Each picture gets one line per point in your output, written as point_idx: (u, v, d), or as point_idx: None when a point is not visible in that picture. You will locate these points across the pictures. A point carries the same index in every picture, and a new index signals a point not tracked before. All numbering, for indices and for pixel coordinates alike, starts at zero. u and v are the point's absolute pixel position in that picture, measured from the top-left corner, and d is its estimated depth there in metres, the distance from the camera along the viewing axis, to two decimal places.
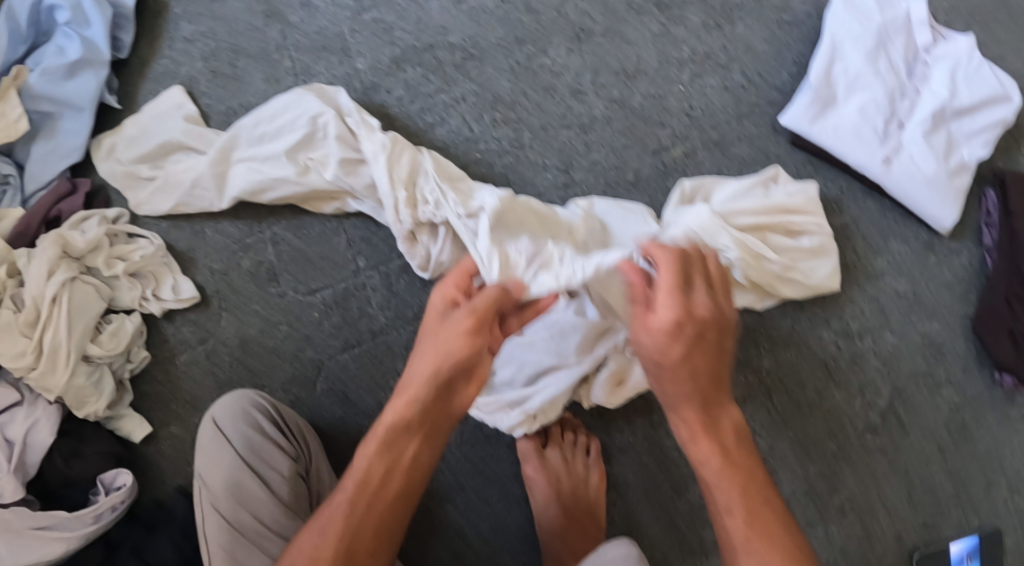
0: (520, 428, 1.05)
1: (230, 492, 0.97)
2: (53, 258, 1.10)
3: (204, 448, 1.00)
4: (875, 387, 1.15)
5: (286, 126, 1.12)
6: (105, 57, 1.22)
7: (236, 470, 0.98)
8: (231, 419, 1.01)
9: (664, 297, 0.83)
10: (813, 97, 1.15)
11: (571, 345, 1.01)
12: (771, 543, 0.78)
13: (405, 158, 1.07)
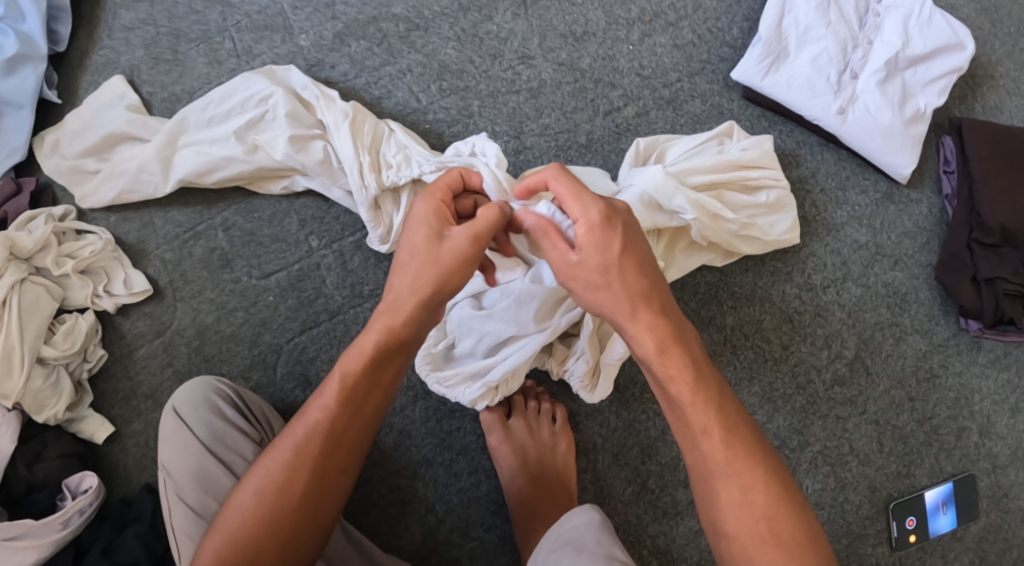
0: (484, 401, 1.03)
1: (194, 480, 0.95)
2: (1, 262, 1.10)
3: (165, 438, 0.98)
4: (841, 339, 1.14)
5: (238, 105, 1.10)
6: (41, 50, 1.20)
7: (198, 458, 0.96)
8: (191, 406, 0.98)
9: (572, 206, 0.85)
10: (766, 50, 1.13)
11: (530, 314, 0.98)
12: (747, 461, 0.81)
13: (370, 126, 1.06)
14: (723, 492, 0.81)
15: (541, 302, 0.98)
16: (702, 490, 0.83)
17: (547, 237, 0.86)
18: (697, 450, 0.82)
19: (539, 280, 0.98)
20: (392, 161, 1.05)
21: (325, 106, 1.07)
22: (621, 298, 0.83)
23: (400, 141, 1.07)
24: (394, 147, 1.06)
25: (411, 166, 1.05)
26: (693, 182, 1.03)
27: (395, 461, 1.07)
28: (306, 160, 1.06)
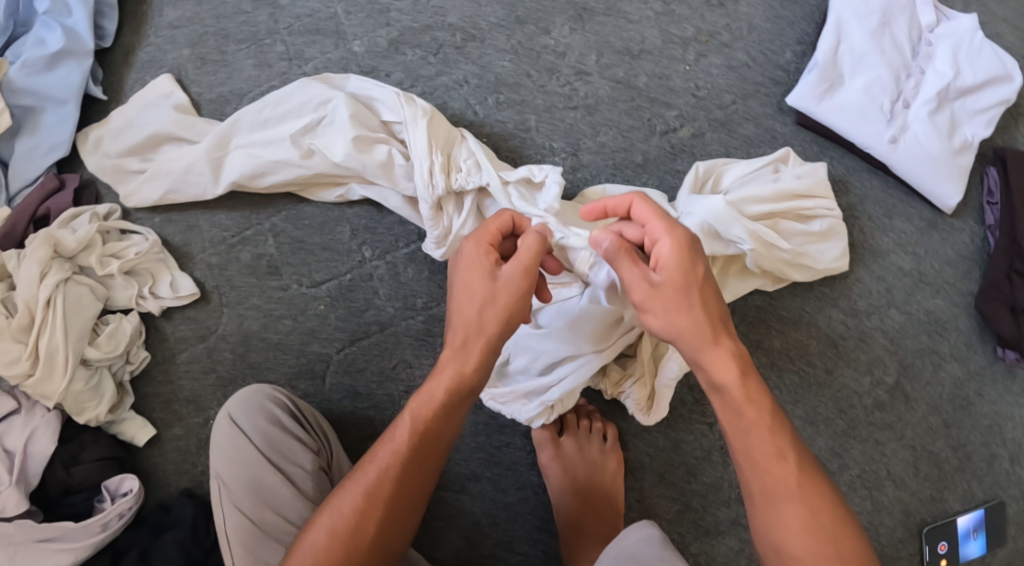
0: (539, 419, 1.04)
1: (252, 489, 0.95)
2: (45, 260, 1.10)
3: (221, 446, 0.97)
4: (883, 364, 1.16)
5: (302, 103, 1.10)
6: (87, 46, 1.22)
7: (257, 466, 0.96)
8: (247, 414, 0.98)
9: (657, 231, 0.88)
10: (820, 76, 1.15)
11: (586, 334, 0.99)
12: (815, 490, 0.82)
13: (443, 129, 1.06)
14: (791, 519, 0.81)
15: (597, 322, 0.99)
16: (764, 516, 0.82)
17: (624, 259, 0.87)
18: (764, 474, 0.82)
19: (595, 301, 0.99)
20: (460, 165, 1.05)
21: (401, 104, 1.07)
22: (696, 329, 0.85)
23: (470, 147, 1.06)
24: (465, 152, 1.06)
25: (481, 172, 1.04)
26: (750, 212, 1.04)
27: (442, 474, 1.07)
28: (373, 156, 1.06)
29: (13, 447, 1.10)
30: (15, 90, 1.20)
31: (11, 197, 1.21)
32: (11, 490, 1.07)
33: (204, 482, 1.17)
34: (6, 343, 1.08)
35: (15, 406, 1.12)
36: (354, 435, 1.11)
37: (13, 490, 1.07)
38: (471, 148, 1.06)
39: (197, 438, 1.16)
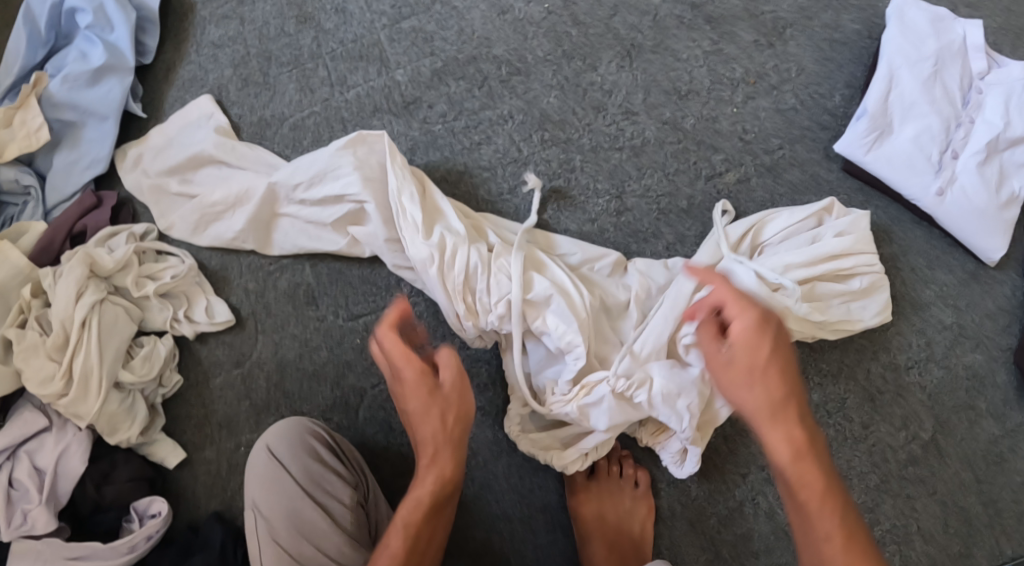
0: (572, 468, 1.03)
1: (288, 522, 0.95)
2: (81, 279, 1.10)
3: (259, 479, 0.98)
4: (919, 419, 1.15)
5: (333, 196, 1.08)
6: (128, 63, 1.22)
7: (294, 500, 0.96)
8: (287, 449, 0.98)
9: (732, 308, 0.90)
10: (869, 126, 1.13)
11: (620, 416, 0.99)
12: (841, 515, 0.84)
13: (463, 260, 1.00)
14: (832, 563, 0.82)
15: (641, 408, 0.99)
16: None
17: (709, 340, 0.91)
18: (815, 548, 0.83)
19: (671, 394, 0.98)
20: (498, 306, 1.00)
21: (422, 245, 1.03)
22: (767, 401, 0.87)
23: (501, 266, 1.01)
24: (494, 291, 1.00)
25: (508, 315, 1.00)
26: (790, 280, 1.03)
27: (474, 513, 1.07)
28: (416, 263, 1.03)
29: (44, 466, 1.12)
30: (55, 104, 1.20)
31: (48, 210, 1.21)
32: (41, 510, 1.09)
33: (233, 506, 1.17)
34: (42, 361, 1.09)
35: (46, 424, 1.13)
36: (388, 470, 1.12)
37: (42, 509, 1.09)
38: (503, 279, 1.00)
39: (229, 462, 1.17)
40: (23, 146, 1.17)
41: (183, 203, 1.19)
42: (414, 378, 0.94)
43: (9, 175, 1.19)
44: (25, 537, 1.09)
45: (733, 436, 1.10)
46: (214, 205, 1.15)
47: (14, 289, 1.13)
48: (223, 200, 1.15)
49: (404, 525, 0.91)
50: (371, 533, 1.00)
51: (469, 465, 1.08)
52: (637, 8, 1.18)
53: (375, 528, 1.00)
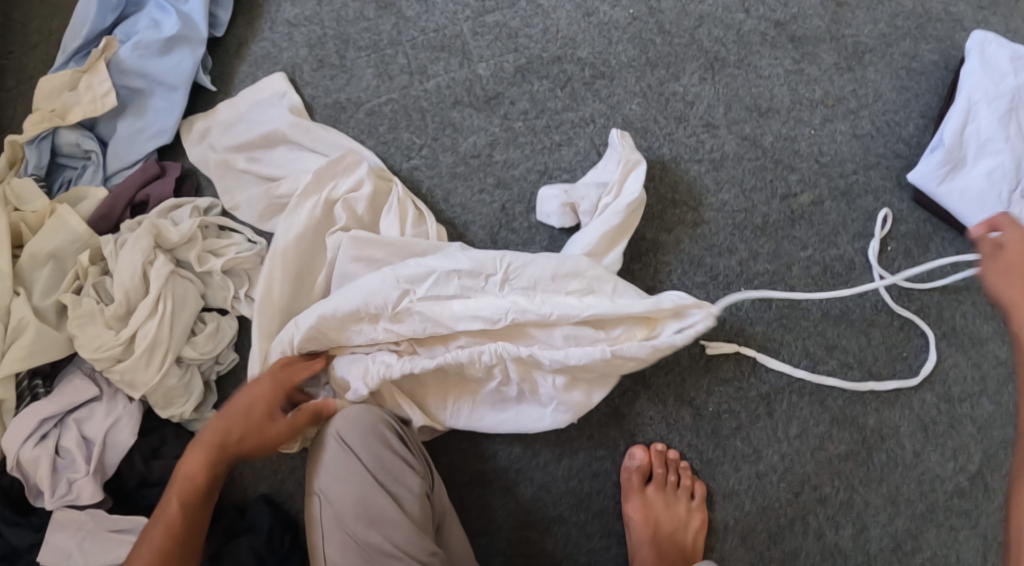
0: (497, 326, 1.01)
1: (358, 512, 0.99)
2: (148, 249, 1.10)
3: (331, 464, 1.02)
4: (968, 452, 1.12)
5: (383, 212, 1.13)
6: (201, 34, 1.19)
7: (366, 488, 1.00)
8: (360, 436, 1.02)
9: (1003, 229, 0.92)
10: (945, 158, 1.14)
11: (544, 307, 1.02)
12: None
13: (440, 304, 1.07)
14: None
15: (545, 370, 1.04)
16: None
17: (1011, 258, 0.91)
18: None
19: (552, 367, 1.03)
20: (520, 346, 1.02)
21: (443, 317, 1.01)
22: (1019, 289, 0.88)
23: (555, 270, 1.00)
24: None
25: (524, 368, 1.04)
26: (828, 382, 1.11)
27: (532, 513, 1.10)
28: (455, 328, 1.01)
29: (93, 436, 1.10)
30: (123, 71, 1.18)
31: (107, 176, 1.19)
32: (88, 480, 1.07)
33: (282, 489, 1.15)
34: (99, 329, 1.09)
35: (97, 393, 1.12)
36: (445, 465, 1.11)
37: (89, 479, 1.07)
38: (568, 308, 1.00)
39: (280, 445, 1.16)
40: (86, 111, 1.16)
41: (251, 181, 1.18)
42: (245, 407, 1.01)
43: (71, 138, 1.18)
44: (69, 506, 1.07)
45: (791, 456, 1.11)
46: (282, 196, 1.15)
47: (72, 254, 1.13)
48: (290, 192, 1.15)
49: (195, 455, 0.99)
50: (437, 523, 1.04)
51: (529, 466, 1.10)
52: (722, 22, 1.22)
53: (439, 519, 1.04)
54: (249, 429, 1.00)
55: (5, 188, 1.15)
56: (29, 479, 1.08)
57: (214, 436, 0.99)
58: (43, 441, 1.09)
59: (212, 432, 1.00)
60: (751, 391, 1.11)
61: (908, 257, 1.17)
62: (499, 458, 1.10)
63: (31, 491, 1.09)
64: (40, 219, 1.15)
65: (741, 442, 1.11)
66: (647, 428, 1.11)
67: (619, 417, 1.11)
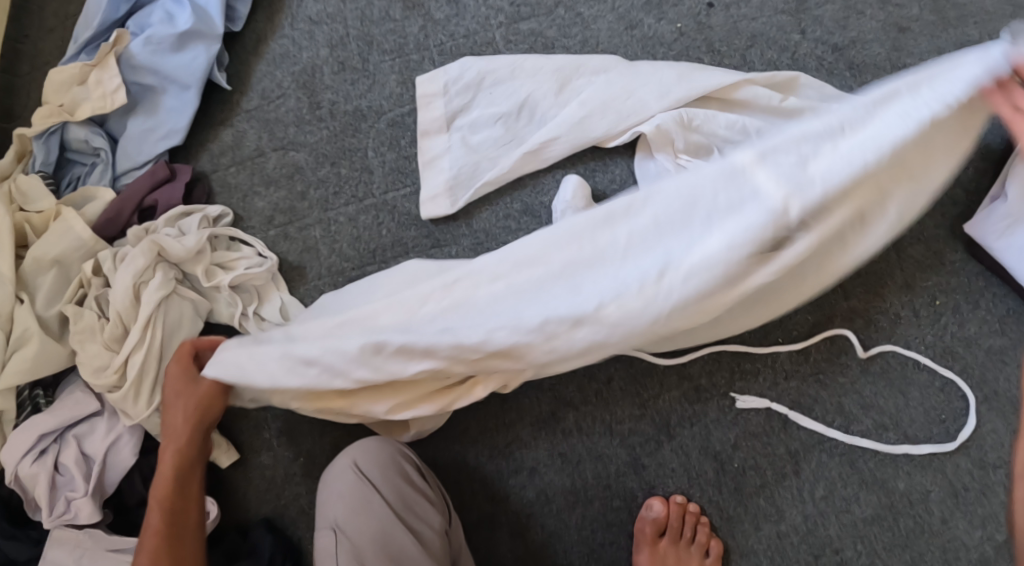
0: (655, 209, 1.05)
1: (378, 547, 0.95)
2: (145, 267, 1.05)
3: (345, 494, 0.98)
4: (997, 521, 1.07)
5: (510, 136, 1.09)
6: (217, 30, 1.13)
7: (386, 523, 0.96)
8: (379, 469, 0.99)
9: None
10: (1007, 211, 1.04)
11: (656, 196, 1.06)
12: None
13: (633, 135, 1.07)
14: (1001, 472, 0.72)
15: None
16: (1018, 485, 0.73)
17: None
18: None
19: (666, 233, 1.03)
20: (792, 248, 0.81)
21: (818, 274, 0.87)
22: None
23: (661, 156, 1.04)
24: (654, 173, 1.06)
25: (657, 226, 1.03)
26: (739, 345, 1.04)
27: (541, 559, 1.06)
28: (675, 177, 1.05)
29: (93, 453, 1.06)
30: (134, 66, 1.12)
31: (116, 176, 1.15)
32: (86, 500, 1.03)
33: (285, 514, 1.12)
34: (98, 348, 1.06)
35: (98, 408, 1.08)
36: (455, 504, 1.07)
37: (88, 500, 1.03)
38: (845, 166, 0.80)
39: (285, 470, 1.12)
40: (95, 107, 1.12)
41: (428, 166, 1.10)
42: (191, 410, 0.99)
43: (80, 135, 1.13)
44: (68, 525, 1.04)
45: (814, 517, 1.06)
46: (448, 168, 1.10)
47: (78, 261, 1.10)
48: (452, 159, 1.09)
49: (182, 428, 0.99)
50: (454, 563, 1.01)
51: (542, 511, 1.06)
52: (776, 43, 1.13)
53: (454, 557, 1.01)
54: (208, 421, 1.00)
55: (11, 185, 1.11)
56: (28, 493, 1.06)
57: (195, 431, 0.99)
58: (42, 457, 1.05)
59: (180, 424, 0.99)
60: (779, 447, 1.06)
61: (956, 313, 1.09)
62: (511, 500, 1.06)
63: (29, 505, 1.06)
64: (45, 220, 1.11)
65: (762, 498, 1.06)
66: (667, 481, 1.06)
67: (639, 468, 1.06)
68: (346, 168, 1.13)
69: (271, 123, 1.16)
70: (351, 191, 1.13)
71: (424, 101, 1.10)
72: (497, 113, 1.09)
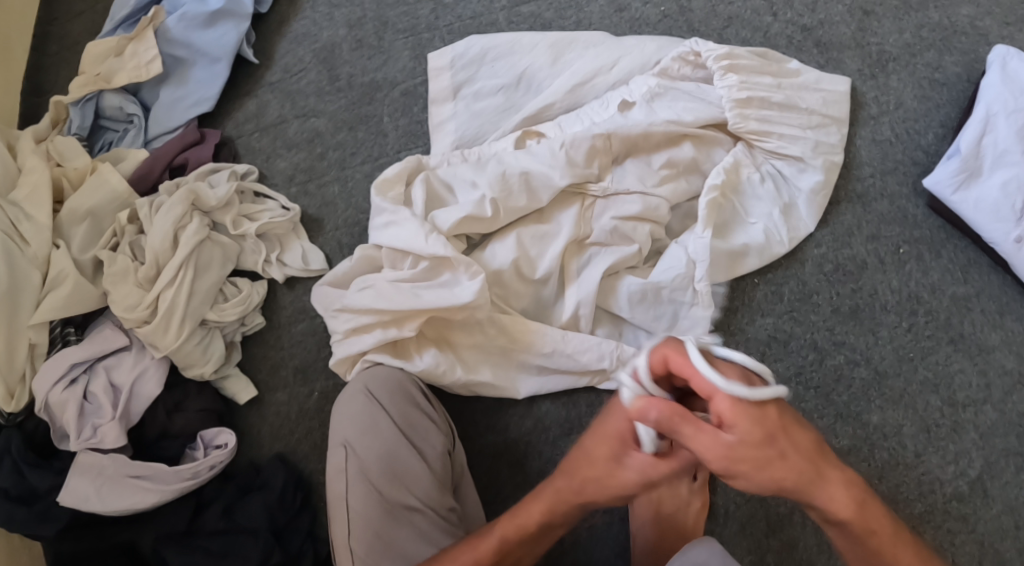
0: (631, 163, 1.12)
1: (385, 461, 1.02)
2: (183, 213, 1.16)
3: (356, 414, 1.05)
4: (970, 457, 1.12)
5: (497, 105, 1.19)
6: (246, 9, 1.27)
7: (392, 439, 1.03)
8: (388, 392, 1.06)
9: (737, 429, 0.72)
10: (961, 166, 1.15)
11: (643, 170, 1.11)
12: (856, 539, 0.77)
13: (601, 86, 1.18)
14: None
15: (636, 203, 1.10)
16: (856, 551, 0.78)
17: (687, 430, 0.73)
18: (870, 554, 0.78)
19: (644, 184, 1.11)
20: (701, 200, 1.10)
21: (757, 206, 1.14)
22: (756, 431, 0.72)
23: (593, 116, 1.14)
24: (632, 121, 1.12)
25: (628, 163, 1.12)
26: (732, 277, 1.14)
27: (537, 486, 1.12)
28: (648, 131, 1.11)
29: (120, 384, 1.15)
30: (169, 40, 1.25)
31: (148, 140, 1.26)
32: (111, 424, 1.11)
33: (297, 450, 1.20)
34: (129, 287, 1.15)
35: (126, 343, 1.17)
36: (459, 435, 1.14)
37: (113, 425, 1.11)
38: (706, 112, 1.14)
39: (299, 406, 1.20)
40: (131, 75, 1.24)
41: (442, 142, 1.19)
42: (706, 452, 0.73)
43: (115, 102, 1.25)
44: (92, 450, 1.11)
45: None
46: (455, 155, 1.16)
47: (111, 213, 1.20)
48: (458, 130, 1.19)
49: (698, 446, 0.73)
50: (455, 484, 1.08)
51: (539, 440, 1.13)
52: (750, 24, 1.25)
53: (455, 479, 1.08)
54: (724, 458, 0.73)
55: (48, 145, 1.22)
56: (55, 422, 1.13)
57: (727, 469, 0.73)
58: (72, 385, 1.14)
59: (711, 450, 0.72)
60: None
61: (920, 262, 1.18)
62: (510, 432, 1.14)
63: (56, 434, 1.14)
64: (81, 176, 1.21)
65: None
66: None
67: None
68: (363, 132, 1.24)
69: (294, 93, 1.27)
70: (366, 151, 1.24)
71: (433, 72, 1.21)
72: (498, 84, 1.20)
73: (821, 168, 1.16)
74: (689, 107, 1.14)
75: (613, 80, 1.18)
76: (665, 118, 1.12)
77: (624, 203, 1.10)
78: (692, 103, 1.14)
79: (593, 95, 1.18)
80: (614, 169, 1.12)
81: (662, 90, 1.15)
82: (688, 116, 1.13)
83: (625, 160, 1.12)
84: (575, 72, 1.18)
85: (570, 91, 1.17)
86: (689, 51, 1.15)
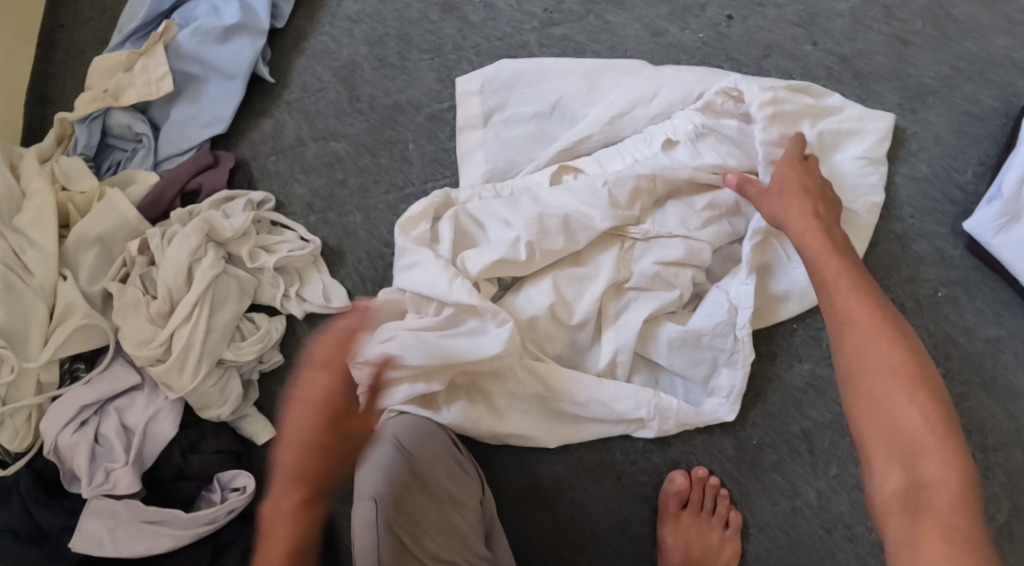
0: (673, 208, 1.09)
1: (418, 513, 0.98)
2: (198, 245, 1.09)
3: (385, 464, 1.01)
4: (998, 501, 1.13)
5: (530, 135, 1.15)
6: (262, 25, 1.19)
7: (425, 490, 0.99)
8: (419, 440, 1.02)
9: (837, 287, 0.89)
10: (1003, 209, 1.13)
11: (685, 214, 1.09)
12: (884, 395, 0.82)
13: (640, 117, 1.13)
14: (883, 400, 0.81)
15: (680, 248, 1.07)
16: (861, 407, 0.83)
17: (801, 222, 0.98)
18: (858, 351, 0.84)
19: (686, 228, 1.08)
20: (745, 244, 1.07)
21: (797, 250, 1.12)
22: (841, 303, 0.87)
23: (635, 155, 1.10)
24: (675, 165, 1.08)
25: (669, 208, 1.09)
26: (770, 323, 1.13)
27: (569, 533, 1.10)
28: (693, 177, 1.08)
29: (133, 425, 1.09)
30: (180, 56, 1.18)
31: (157, 162, 1.19)
32: (125, 470, 1.05)
33: None
34: (141, 322, 1.09)
35: (138, 382, 1.11)
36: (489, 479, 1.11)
37: (126, 470, 1.05)
38: (748, 156, 1.10)
39: None
40: (140, 93, 1.16)
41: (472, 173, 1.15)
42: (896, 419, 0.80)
43: (123, 120, 1.17)
44: (105, 496, 1.06)
45: (827, 493, 1.10)
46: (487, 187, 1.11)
47: (121, 241, 1.13)
48: (489, 160, 1.15)
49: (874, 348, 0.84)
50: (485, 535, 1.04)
51: (571, 486, 1.11)
52: (789, 53, 1.22)
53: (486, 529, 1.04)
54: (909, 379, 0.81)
55: (53, 166, 1.15)
56: (64, 464, 1.08)
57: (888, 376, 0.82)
58: (83, 427, 1.08)
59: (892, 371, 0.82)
60: (794, 426, 1.12)
61: (955, 305, 1.16)
62: (540, 477, 1.11)
63: (65, 476, 1.08)
64: (88, 201, 1.14)
65: (779, 475, 1.11)
66: (689, 456, 1.12)
67: (664, 444, 1.12)
68: (386, 158, 1.19)
69: (313, 115, 1.21)
70: (390, 179, 1.18)
71: (462, 98, 1.16)
72: (532, 112, 1.15)
73: (864, 211, 1.14)
74: (734, 152, 1.10)
75: (653, 111, 1.13)
76: (710, 161, 1.08)
77: (664, 246, 1.07)
78: (736, 147, 1.10)
79: (633, 128, 1.13)
80: (654, 212, 1.09)
81: (705, 130, 1.10)
82: (731, 162, 1.09)
83: (667, 203, 1.10)
84: (614, 103, 1.13)
85: (608, 123, 1.13)
86: (732, 86, 1.11)
